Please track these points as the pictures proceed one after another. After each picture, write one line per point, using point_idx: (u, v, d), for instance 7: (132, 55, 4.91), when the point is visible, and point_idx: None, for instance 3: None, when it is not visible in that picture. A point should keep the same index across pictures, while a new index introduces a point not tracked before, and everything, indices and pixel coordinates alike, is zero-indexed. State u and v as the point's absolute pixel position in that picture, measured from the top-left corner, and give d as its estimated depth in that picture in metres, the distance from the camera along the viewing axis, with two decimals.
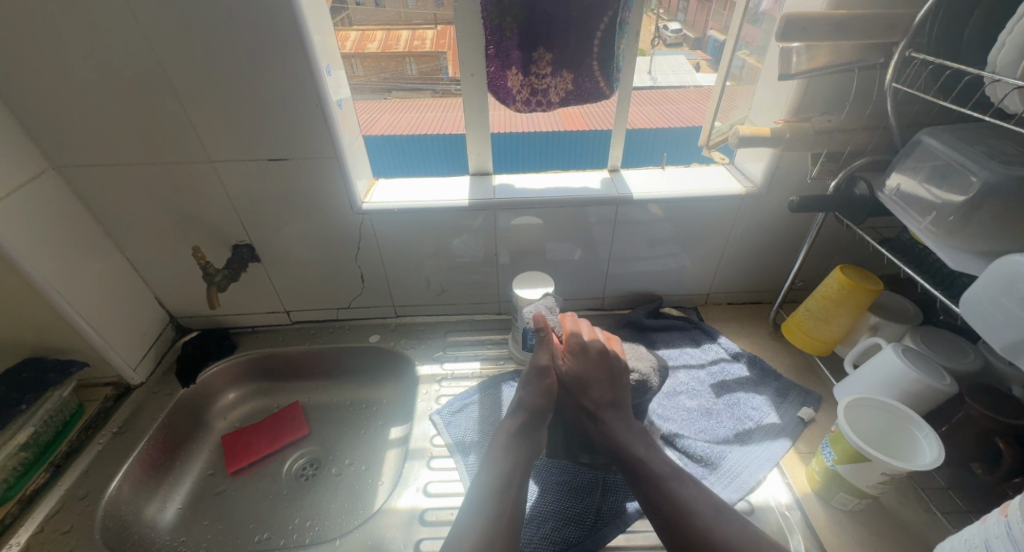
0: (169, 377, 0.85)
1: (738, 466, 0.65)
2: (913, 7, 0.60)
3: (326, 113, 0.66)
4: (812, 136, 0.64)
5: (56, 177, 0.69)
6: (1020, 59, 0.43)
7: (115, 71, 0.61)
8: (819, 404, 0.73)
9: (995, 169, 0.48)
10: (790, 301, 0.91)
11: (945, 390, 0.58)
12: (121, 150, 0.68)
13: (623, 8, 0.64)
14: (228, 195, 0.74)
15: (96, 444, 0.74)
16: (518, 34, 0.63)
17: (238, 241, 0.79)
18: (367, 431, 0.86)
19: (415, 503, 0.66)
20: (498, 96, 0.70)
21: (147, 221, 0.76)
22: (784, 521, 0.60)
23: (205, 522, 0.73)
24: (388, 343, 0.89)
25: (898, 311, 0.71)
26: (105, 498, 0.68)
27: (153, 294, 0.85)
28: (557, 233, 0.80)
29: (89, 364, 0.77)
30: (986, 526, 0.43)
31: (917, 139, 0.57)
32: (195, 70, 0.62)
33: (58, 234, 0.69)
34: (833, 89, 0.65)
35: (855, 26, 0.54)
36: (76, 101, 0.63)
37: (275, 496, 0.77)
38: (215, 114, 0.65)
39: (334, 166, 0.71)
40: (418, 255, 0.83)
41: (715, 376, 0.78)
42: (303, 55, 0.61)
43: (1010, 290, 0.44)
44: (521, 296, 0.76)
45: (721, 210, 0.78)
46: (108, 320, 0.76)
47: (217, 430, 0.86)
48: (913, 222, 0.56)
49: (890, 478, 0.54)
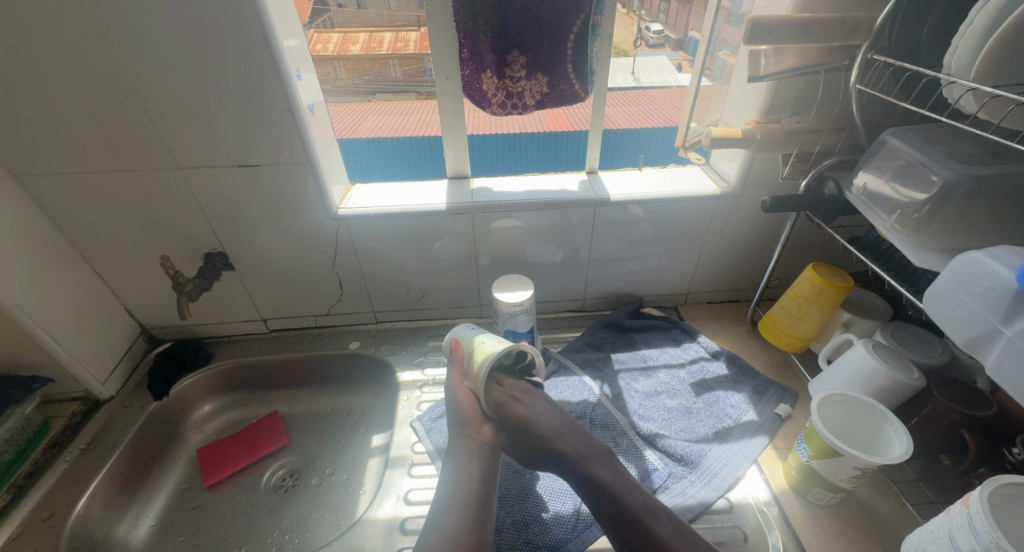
0: (140, 390, 0.83)
1: (717, 464, 0.66)
2: (877, 8, 0.62)
3: (296, 117, 0.65)
4: (782, 136, 0.65)
5: (16, 188, 0.67)
6: (974, 60, 0.45)
7: (73, 76, 0.59)
8: (796, 400, 0.74)
9: (954, 168, 0.50)
10: (767, 298, 0.92)
11: (914, 384, 0.59)
12: (83, 158, 0.66)
13: (596, 11, 0.64)
14: (199, 202, 0.72)
15: (63, 462, 0.72)
16: (491, 37, 0.63)
17: (210, 249, 0.78)
18: (347, 439, 0.84)
19: (396, 512, 0.65)
20: (473, 99, 0.70)
21: (115, 231, 0.74)
22: (762, 517, 0.61)
23: (179, 539, 0.72)
24: (369, 350, 0.89)
25: (868, 307, 0.73)
26: (73, 517, 0.66)
27: (122, 305, 0.83)
28: (538, 235, 0.80)
29: (54, 379, 0.75)
30: (951, 518, 0.45)
31: (882, 138, 0.57)
32: (161, 76, 0.60)
33: (17, 247, 0.66)
34: (801, 90, 0.67)
35: (820, 28, 0.55)
36: (35, 108, 0.61)
37: (253, 509, 0.75)
38: (183, 122, 0.64)
39: (307, 172, 0.70)
40: (397, 260, 0.83)
41: (694, 375, 0.78)
42: (269, 56, 0.60)
43: (969, 285, 0.45)
44: (501, 300, 0.76)
45: (698, 211, 0.79)
46: (74, 334, 0.74)
47: (193, 442, 0.84)
48: (878, 220, 0.56)
49: (861, 472, 0.55)
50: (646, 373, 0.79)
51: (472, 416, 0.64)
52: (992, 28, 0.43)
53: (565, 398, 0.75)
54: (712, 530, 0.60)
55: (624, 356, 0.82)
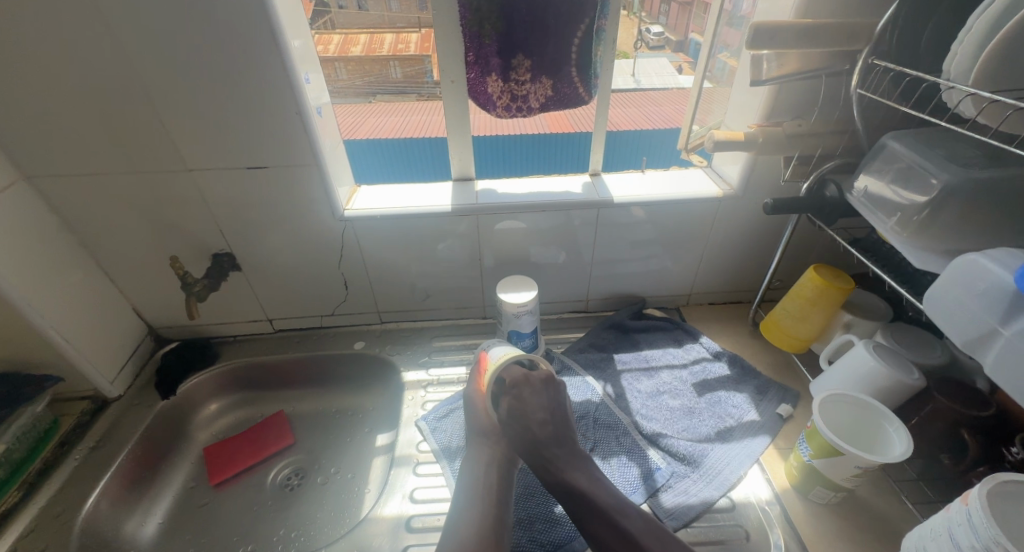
0: (147, 389, 0.83)
1: (719, 463, 0.66)
2: (878, 13, 0.62)
3: (304, 119, 0.66)
4: (783, 139, 0.66)
5: (27, 188, 0.68)
6: (973, 66, 0.46)
7: (87, 80, 0.60)
8: (798, 401, 0.74)
9: (954, 172, 0.51)
10: (769, 300, 0.93)
11: (914, 385, 0.60)
12: (94, 159, 0.67)
13: (600, 16, 0.65)
14: (207, 203, 0.73)
15: (72, 460, 0.72)
16: (497, 41, 0.64)
17: (218, 250, 0.79)
18: (352, 439, 0.85)
19: (402, 511, 0.66)
20: (478, 102, 0.71)
21: (124, 231, 0.75)
22: (764, 516, 0.61)
23: (187, 536, 0.72)
24: (374, 349, 0.89)
25: (869, 308, 0.73)
26: (82, 514, 0.67)
27: (130, 305, 0.84)
28: (542, 236, 0.81)
29: (64, 378, 0.76)
30: (950, 515, 0.46)
31: (883, 142, 0.58)
32: (171, 77, 0.61)
33: (28, 247, 0.67)
34: (803, 93, 0.67)
35: (822, 33, 0.56)
36: (48, 110, 0.62)
37: (259, 507, 0.76)
38: (194, 124, 0.65)
39: (314, 173, 0.71)
40: (402, 261, 0.83)
41: (697, 376, 0.79)
42: (279, 59, 0.61)
43: (969, 286, 0.46)
44: (505, 300, 0.77)
45: (700, 213, 0.80)
46: (83, 333, 0.75)
47: (199, 441, 0.85)
48: (879, 222, 0.57)
49: (863, 471, 0.55)
50: (649, 373, 0.80)
51: (490, 424, 0.67)
52: (991, 34, 0.44)
53: (568, 398, 0.76)
54: (715, 529, 0.61)
55: (626, 356, 0.83)
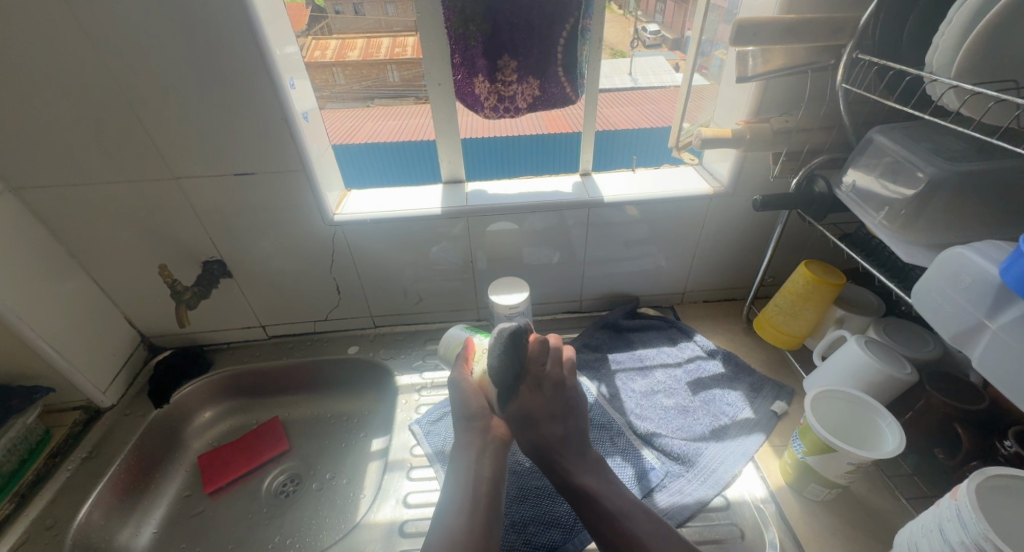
0: (140, 398, 0.83)
1: (714, 462, 0.66)
2: (863, 7, 0.62)
3: (291, 125, 0.66)
4: (770, 136, 0.66)
5: (16, 201, 0.68)
6: (953, 59, 0.45)
7: (72, 91, 0.60)
8: (792, 398, 0.74)
9: (940, 165, 0.50)
10: (762, 296, 0.93)
11: (906, 379, 0.59)
12: (81, 169, 0.67)
13: (585, 15, 0.65)
14: (196, 211, 0.73)
15: (64, 470, 0.72)
16: (482, 42, 0.64)
17: (209, 257, 0.78)
18: (347, 444, 0.85)
19: (395, 515, 0.65)
20: (466, 103, 0.72)
21: (113, 241, 0.75)
22: (759, 514, 0.61)
23: (181, 545, 0.72)
24: (367, 354, 0.89)
25: (861, 303, 0.73)
26: (74, 526, 0.66)
27: (122, 315, 0.84)
28: (533, 237, 0.81)
29: (56, 389, 0.76)
30: (940, 510, 0.45)
31: (870, 136, 0.58)
32: (155, 85, 0.61)
33: (18, 258, 0.67)
34: (791, 89, 0.67)
35: (805, 30, 0.56)
36: (33, 122, 0.62)
37: (254, 514, 0.76)
38: (180, 132, 0.65)
39: (302, 178, 0.71)
40: (395, 265, 0.83)
41: (691, 374, 0.78)
42: (263, 65, 0.61)
43: (954, 280, 0.46)
44: (498, 303, 0.76)
45: (691, 211, 0.80)
46: (75, 343, 0.75)
47: (194, 449, 0.85)
48: (868, 217, 0.57)
49: (856, 467, 0.55)
50: (643, 373, 0.79)
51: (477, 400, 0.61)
52: (969, 27, 0.44)
53: None
54: (709, 528, 0.60)
55: (621, 356, 0.83)
